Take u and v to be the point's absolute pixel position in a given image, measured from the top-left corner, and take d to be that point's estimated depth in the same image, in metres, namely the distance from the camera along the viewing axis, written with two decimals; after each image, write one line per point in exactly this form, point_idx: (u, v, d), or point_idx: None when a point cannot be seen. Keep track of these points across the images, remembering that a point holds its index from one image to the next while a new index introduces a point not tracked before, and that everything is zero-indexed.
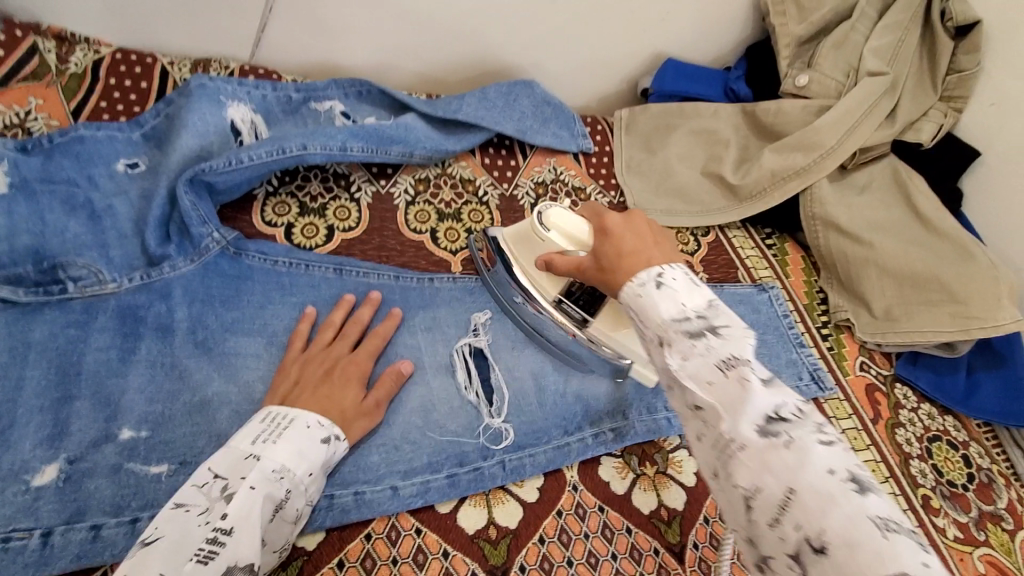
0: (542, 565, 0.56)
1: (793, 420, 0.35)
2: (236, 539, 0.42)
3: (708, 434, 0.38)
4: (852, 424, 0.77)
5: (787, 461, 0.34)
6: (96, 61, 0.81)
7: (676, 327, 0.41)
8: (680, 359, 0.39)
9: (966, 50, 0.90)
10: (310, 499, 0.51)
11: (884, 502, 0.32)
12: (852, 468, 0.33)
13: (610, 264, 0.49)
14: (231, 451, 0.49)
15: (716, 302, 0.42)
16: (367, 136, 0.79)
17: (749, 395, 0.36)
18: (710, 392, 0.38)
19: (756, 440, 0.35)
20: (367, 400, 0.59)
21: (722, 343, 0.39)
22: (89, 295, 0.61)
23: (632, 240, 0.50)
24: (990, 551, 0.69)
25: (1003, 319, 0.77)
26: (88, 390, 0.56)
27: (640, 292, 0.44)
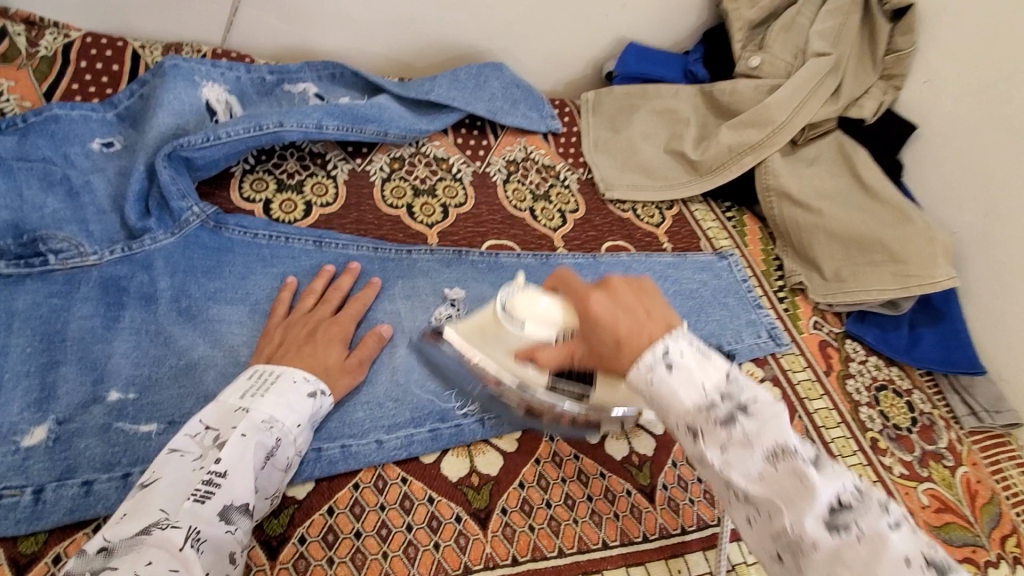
0: (522, 507, 0.60)
1: (856, 505, 0.38)
2: (231, 480, 0.46)
3: (766, 524, 0.40)
4: (807, 376, 0.83)
5: (863, 554, 0.36)
6: (66, 44, 0.81)
7: (707, 418, 0.42)
8: (725, 456, 0.41)
9: (901, 32, 0.97)
10: (299, 449, 0.53)
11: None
12: (925, 551, 0.36)
13: (611, 349, 0.48)
14: (221, 404, 0.51)
15: (734, 373, 0.43)
16: (342, 115, 0.82)
17: (811, 489, 0.38)
18: (766, 486, 0.40)
19: (825, 536, 0.37)
20: (351, 358, 0.62)
21: (757, 427, 0.41)
22: (70, 267, 0.62)
23: (626, 317, 0.47)
24: (933, 486, 0.76)
25: (939, 275, 0.84)
26: (73, 356, 0.57)
27: (653, 378, 0.44)
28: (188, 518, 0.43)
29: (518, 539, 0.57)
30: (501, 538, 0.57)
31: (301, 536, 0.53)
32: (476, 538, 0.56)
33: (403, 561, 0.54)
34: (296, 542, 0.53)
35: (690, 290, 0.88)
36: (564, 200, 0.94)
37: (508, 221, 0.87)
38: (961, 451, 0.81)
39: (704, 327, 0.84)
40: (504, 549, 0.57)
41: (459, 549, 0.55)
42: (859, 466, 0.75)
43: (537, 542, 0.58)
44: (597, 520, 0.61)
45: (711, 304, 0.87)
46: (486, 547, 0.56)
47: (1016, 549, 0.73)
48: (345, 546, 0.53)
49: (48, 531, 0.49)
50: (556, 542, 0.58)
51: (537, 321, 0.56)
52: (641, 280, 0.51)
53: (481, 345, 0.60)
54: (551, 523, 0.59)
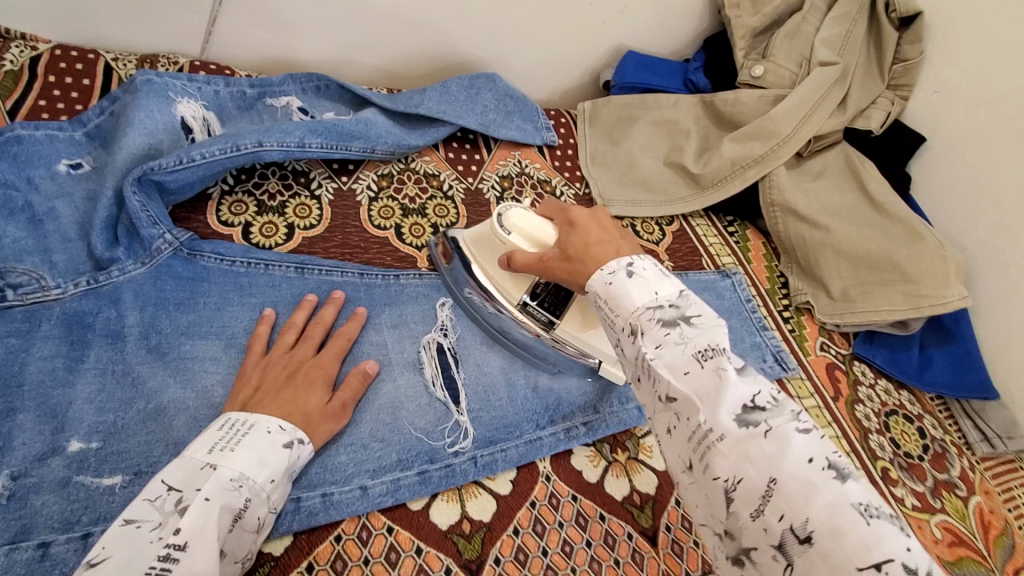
0: (517, 556, 0.56)
1: (770, 408, 0.36)
2: (192, 554, 0.40)
3: (686, 427, 0.38)
4: (815, 403, 0.79)
5: (765, 449, 0.34)
6: (33, 57, 0.77)
7: (650, 316, 0.41)
8: (656, 351, 0.40)
9: (909, 40, 0.94)
10: (272, 507, 0.49)
11: (862, 486, 0.33)
12: (832, 455, 0.34)
13: (577, 254, 0.52)
14: (185, 462, 0.47)
15: (687, 291, 0.43)
16: (326, 131, 0.77)
17: (727, 386, 0.37)
18: (688, 386, 0.38)
19: (734, 430, 0.35)
20: (333, 401, 0.58)
21: (695, 332, 0.40)
22: (31, 303, 0.58)
23: (597, 233, 0.53)
24: (946, 518, 0.72)
25: (951, 295, 0.80)
26: (31, 402, 0.53)
27: (612, 281, 0.45)
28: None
29: None
30: None
31: None
32: None
33: None
34: None
35: None
36: None
37: None
38: (974, 480, 0.78)
39: None
40: None
41: None
42: None
43: None
44: (596, 568, 0.57)
45: None
46: None
47: None
48: None
49: None
50: None
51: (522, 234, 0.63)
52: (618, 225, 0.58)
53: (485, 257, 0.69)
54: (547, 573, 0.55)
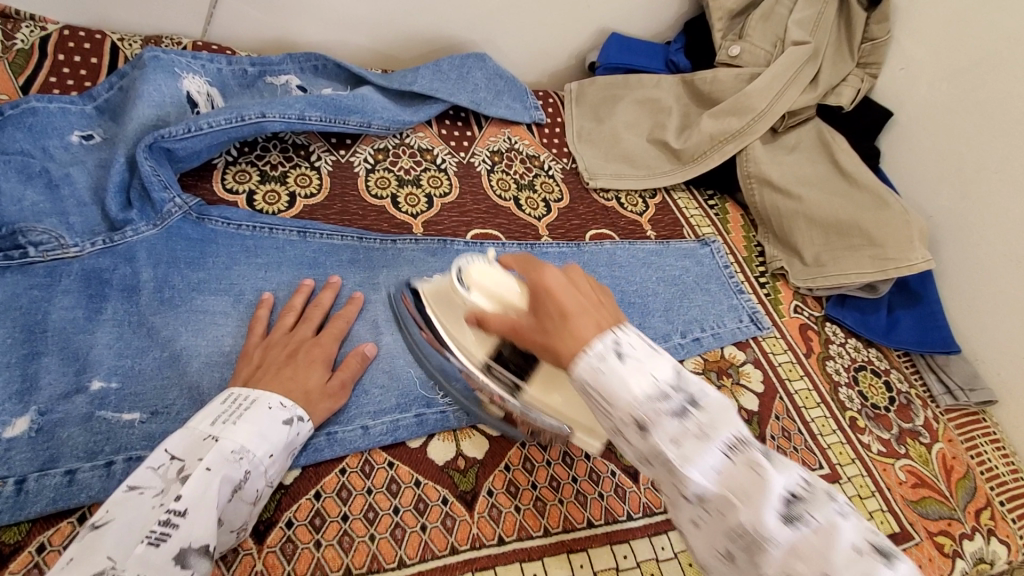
0: (508, 488, 0.61)
1: (806, 497, 0.37)
2: (190, 521, 0.43)
3: (719, 522, 0.38)
4: (787, 358, 0.84)
5: (815, 546, 0.35)
6: (43, 37, 0.81)
7: (657, 407, 0.39)
8: (681, 450, 0.38)
9: (877, 20, 0.98)
10: (269, 481, 0.51)
11: (899, 563, 0.35)
12: (869, 536, 0.36)
13: (556, 326, 0.45)
14: (190, 432, 0.49)
15: (681, 368, 0.41)
16: (324, 106, 0.82)
17: (765, 483, 0.36)
18: (723, 484, 0.38)
19: (782, 530, 0.36)
20: (332, 380, 0.60)
21: (709, 418, 0.39)
22: (51, 259, 0.62)
23: (577, 298, 0.45)
24: (910, 462, 0.78)
25: (914, 258, 0.85)
26: (55, 346, 0.57)
27: (602, 367, 0.40)
28: (136, 566, 0.39)
29: (504, 520, 0.58)
30: (487, 519, 0.58)
31: (289, 520, 0.53)
32: (463, 519, 0.57)
33: (391, 544, 0.54)
34: (283, 526, 0.53)
35: (673, 277, 0.89)
36: (548, 189, 0.95)
37: (492, 210, 0.88)
38: (937, 429, 0.83)
39: (687, 311, 0.85)
40: (490, 529, 0.57)
41: (445, 529, 0.56)
42: (839, 445, 0.77)
43: (523, 521, 0.59)
44: (581, 500, 0.62)
45: (694, 291, 0.88)
46: (472, 528, 0.57)
47: (990, 522, 0.76)
48: (333, 529, 0.54)
49: (30, 521, 0.49)
50: (542, 522, 0.59)
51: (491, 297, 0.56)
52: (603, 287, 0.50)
53: (434, 300, 0.65)
54: (536, 503, 0.60)
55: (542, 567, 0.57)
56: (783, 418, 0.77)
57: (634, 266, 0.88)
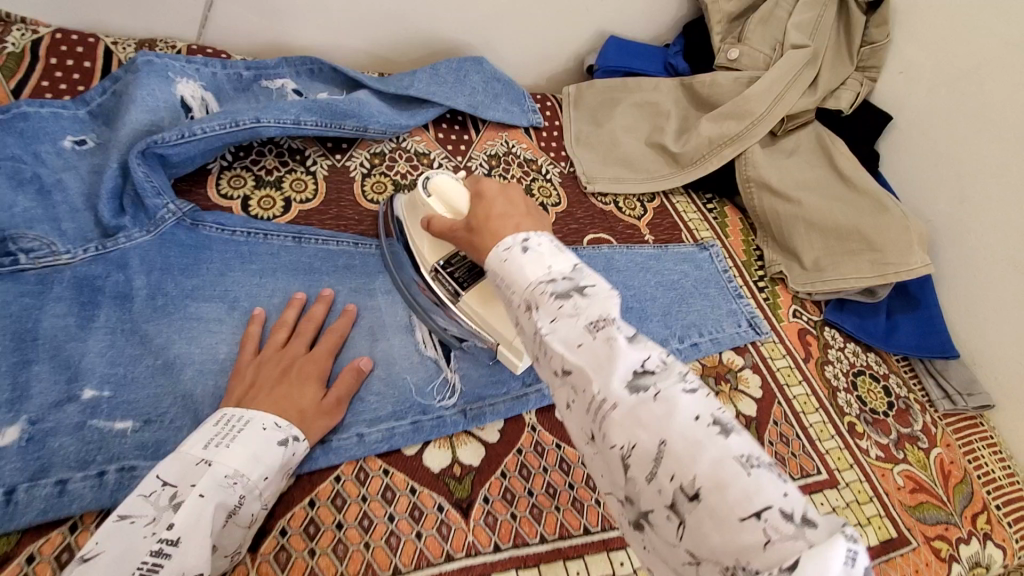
0: (504, 495, 0.60)
1: (658, 371, 0.38)
2: (182, 550, 0.43)
3: (581, 400, 0.39)
4: (786, 363, 0.84)
5: (653, 411, 0.35)
6: (35, 40, 0.80)
7: (543, 288, 0.42)
8: (552, 323, 0.41)
9: (876, 24, 0.99)
10: (265, 503, 0.51)
11: (743, 438, 0.34)
12: (714, 412, 0.36)
13: (480, 224, 0.54)
14: (182, 457, 0.48)
15: (580, 266, 0.45)
16: (320, 110, 0.81)
17: (616, 353, 0.38)
18: (583, 357, 0.39)
19: (626, 396, 0.36)
20: (327, 398, 0.59)
21: (587, 302, 0.41)
22: (43, 266, 0.61)
23: (501, 207, 0.55)
24: (909, 467, 0.77)
25: (914, 263, 0.85)
26: (46, 354, 0.57)
27: (507, 257, 0.46)
28: None
29: (500, 528, 0.58)
30: (483, 527, 0.57)
31: (282, 528, 0.53)
32: (459, 527, 0.57)
33: (386, 551, 0.54)
34: (277, 535, 0.52)
35: (671, 281, 0.88)
36: (546, 193, 0.95)
37: None
38: (936, 433, 0.83)
39: (686, 316, 0.84)
40: (486, 537, 0.57)
41: (441, 537, 0.56)
42: (837, 450, 0.76)
43: (519, 529, 0.58)
44: (578, 506, 0.61)
45: (692, 295, 0.87)
46: (468, 535, 0.56)
47: (986, 526, 0.75)
48: (327, 537, 0.53)
49: (20, 532, 0.49)
50: (538, 529, 0.58)
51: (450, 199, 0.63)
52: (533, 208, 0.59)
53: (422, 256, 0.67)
54: (533, 510, 0.60)
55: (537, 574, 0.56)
56: (782, 423, 0.77)
57: (632, 270, 0.87)
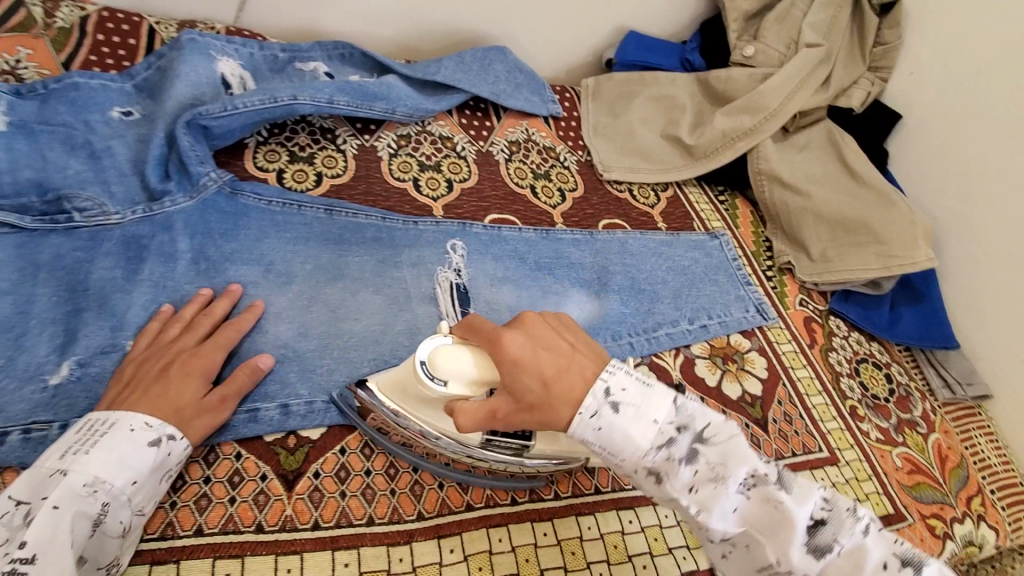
0: None
1: (830, 520, 0.43)
2: (41, 565, 0.42)
3: (752, 553, 0.44)
4: (792, 348, 0.87)
5: (845, 567, 0.42)
6: (82, 17, 0.84)
7: (669, 456, 0.44)
8: (704, 502, 0.44)
9: (889, 26, 1.02)
10: (138, 509, 0.49)
11: (920, 566, 0.42)
12: (892, 549, 0.42)
13: (540, 394, 0.47)
14: (35, 472, 0.46)
15: (679, 405, 0.46)
16: (352, 91, 0.85)
17: (790, 524, 0.42)
18: (753, 522, 0.43)
19: (810, 559, 0.42)
20: (210, 395, 0.56)
21: (719, 456, 0.44)
22: (94, 224, 0.66)
23: (550, 358, 0.47)
24: (907, 450, 0.80)
25: (919, 256, 0.88)
26: (95, 303, 0.61)
27: (602, 425, 0.45)
28: None
29: (516, 484, 0.61)
30: (500, 481, 0.61)
31: (316, 471, 0.57)
32: (478, 480, 0.61)
33: (410, 498, 0.58)
34: (311, 476, 0.57)
35: (682, 267, 0.91)
36: (563, 179, 0.98)
37: (510, 197, 0.91)
38: (935, 420, 0.86)
39: (695, 300, 0.87)
40: (503, 491, 0.61)
41: (461, 488, 0.60)
42: (839, 430, 0.79)
43: (534, 486, 0.62)
44: (590, 468, 0.64)
45: (702, 281, 0.90)
46: (486, 488, 0.60)
47: (980, 508, 0.79)
48: (356, 482, 0.58)
49: None
50: (553, 487, 0.62)
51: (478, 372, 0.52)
52: (553, 317, 0.53)
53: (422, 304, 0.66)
54: (548, 470, 0.63)
55: (551, 526, 0.60)
56: (786, 403, 0.80)
57: (644, 255, 0.90)
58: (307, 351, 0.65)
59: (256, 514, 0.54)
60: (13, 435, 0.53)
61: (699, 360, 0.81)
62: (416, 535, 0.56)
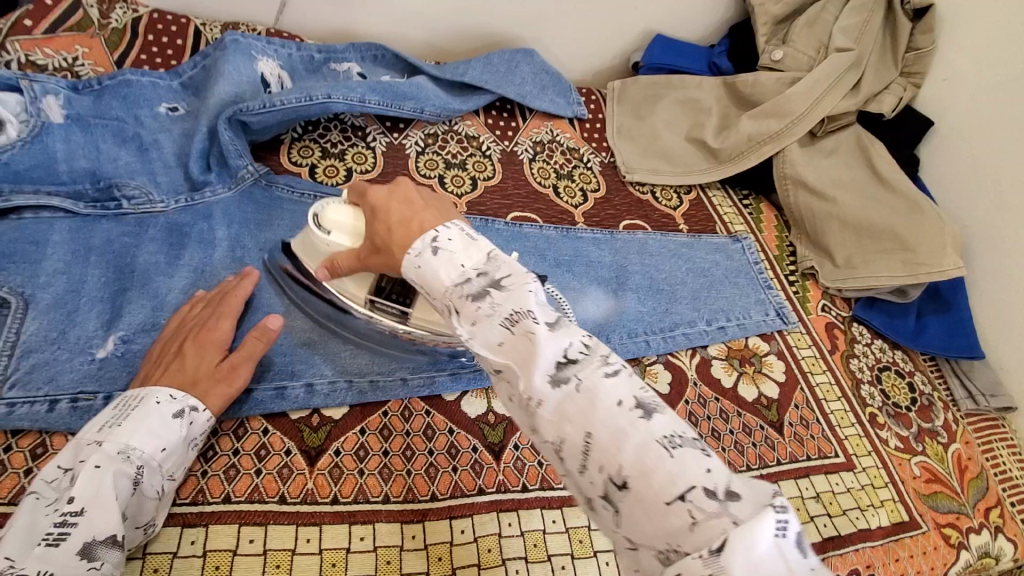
0: (533, 445, 0.65)
1: (581, 359, 0.38)
2: (88, 518, 0.46)
3: (512, 391, 0.40)
4: (811, 353, 0.86)
5: (579, 403, 0.36)
6: (135, 18, 0.89)
7: (459, 292, 0.42)
8: (471, 325, 0.41)
9: (922, 31, 1.00)
10: (169, 474, 0.52)
11: (666, 417, 0.35)
12: (640, 394, 0.36)
13: (385, 239, 0.50)
14: (78, 439, 0.50)
15: (492, 253, 0.45)
16: (383, 91, 0.88)
17: (535, 349, 0.38)
18: (509, 354, 0.39)
19: (549, 391, 0.37)
20: (223, 363, 0.59)
21: (504, 296, 0.41)
22: (140, 212, 0.71)
23: (400, 209, 0.50)
24: (926, 459, 0.79)
25: (947, 265, 0.86)
26: (139, 284, 0.66)
27: (419, 263, 0.45)
28: (35, 564, 0.43)
29: (527, 472, 0.63)
30: (512, 469, 0.63)
31: (336, 449, 0.60)
32: (490, 466, 0.62)
33: (425, 480, 0.60)
34: (332, 454, 0.60)
35: (702, 269, 0.91)
36: (586, 179, 0.99)
37: (532, 196, 0.93)
38: (958, 431, 0.84)
39: (714, 302, 0.88)
40: (514, 478, 0.62)
41: (474, 473, 0.62)
42: (856, 436, 0.78)
43: (544, 475, 0.63)
44: None
45: (721, 283, 0.90)
46: (498, 474, 0.62)
47: (999, 520, 0.77)
48: (374, 461, 0.60)
49: None
50: (563, 477, 0.64)
51: (358, 220, 0.59)
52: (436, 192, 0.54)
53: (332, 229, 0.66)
54: None
55: (560, 515, 0.61)
56: (803, 407, 0.80)
57: (663, 256, 0.91)
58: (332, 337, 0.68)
59: (280, 487, 0.57)
60: (62, 404, 0.57)
61: (716, 361, 0.82)
62: (429, 515, 0.58)
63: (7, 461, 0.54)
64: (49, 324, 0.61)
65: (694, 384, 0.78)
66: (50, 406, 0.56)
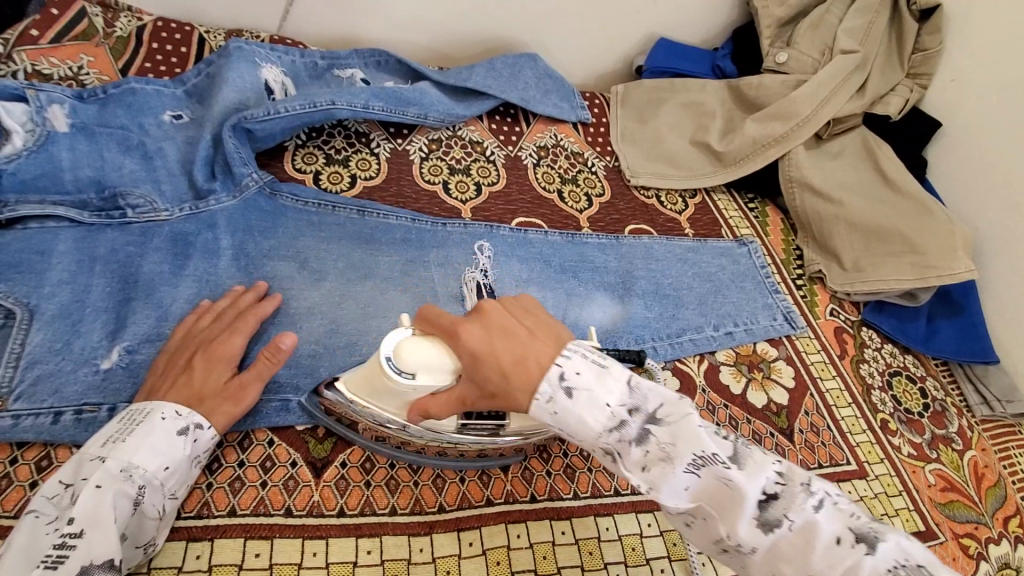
0: (541, 454, 0.64)
1: (782, 494, 0.40)
2: (88, 539, 0.45)
3: (706, 528, 0.42)
4: (821, 358, 0.85)
5: (796, 543, 0.39)
6: (139, 27, 0.89)
7: (620, 438, 0.42)
8: (651, 477, 0.42)
9: (929, 31, 0.99)
10: (171, 493, 0.52)
11: (889, 546, 0.38)
12: (853, 525, 0.39)
13: (499, 386, 0.44)
14: (80, 455, 0.50)
15: (632, 382, 0.43)
16: (386, 97, 0.88)
17: (736, 495, 0.40)
18: (703, 499, 0.41)
19: (758, 534, 0.39)
20: (232, 380, 0.58)
21: (669, 434, 0.41)
22: (144, 220, 0.70)
23: (506, 346, 0.44)
24: (941, 467, 0.78)
25: (958, 268, 0.85)
26: (143, 294, 0.65)
27: (556, 410, 0.43)
28: None
29: (536, 482, 0.62)
30: (520, 479, 0.62)
31: (343, 460, 0.60)
32: (498, 476, 0.62)
33: (432, 491, 0.60)
34: (338, 465, 0.59)
35: (708, 273, 0.91)
36: (591, 184, 0.99)
37: (537, 201, 0.92)
38: (972, 437, 0.83)
39: (721, 307, 0.87)
40: (523, 488, 0.62)
41: (482, 483, 0.61)
42: (868, 443, 0.77)
43: (553, 484, 0.63)
44: (609, 470, 0.65)
45: (728, 288, 0.90)
46: (506, 484, 0.62)
47: (1017, 528, 0.76)
48: (381, 473, 0.60)
49: None
50: (571, 487, 0.63)
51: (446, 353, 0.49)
52: (520, 306, 0.48)
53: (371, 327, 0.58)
54: (567, 470, 0.64)
55: (570, 526, 0.61)
56: (813, 413, 0.79)
57: (670, 261, 0.90)
58: (337, 346, 0.68)
59: (286, 499, 0.56)
60: (67, 415, 0.57)
61: (724, 367, 0.81)
62: (437, 527, 0.58)
63: (13, 474, 0.54)
64: (52, 335, 0.60)
65: (703, 391, 0.77)
66: (55, 417, 0.56)
